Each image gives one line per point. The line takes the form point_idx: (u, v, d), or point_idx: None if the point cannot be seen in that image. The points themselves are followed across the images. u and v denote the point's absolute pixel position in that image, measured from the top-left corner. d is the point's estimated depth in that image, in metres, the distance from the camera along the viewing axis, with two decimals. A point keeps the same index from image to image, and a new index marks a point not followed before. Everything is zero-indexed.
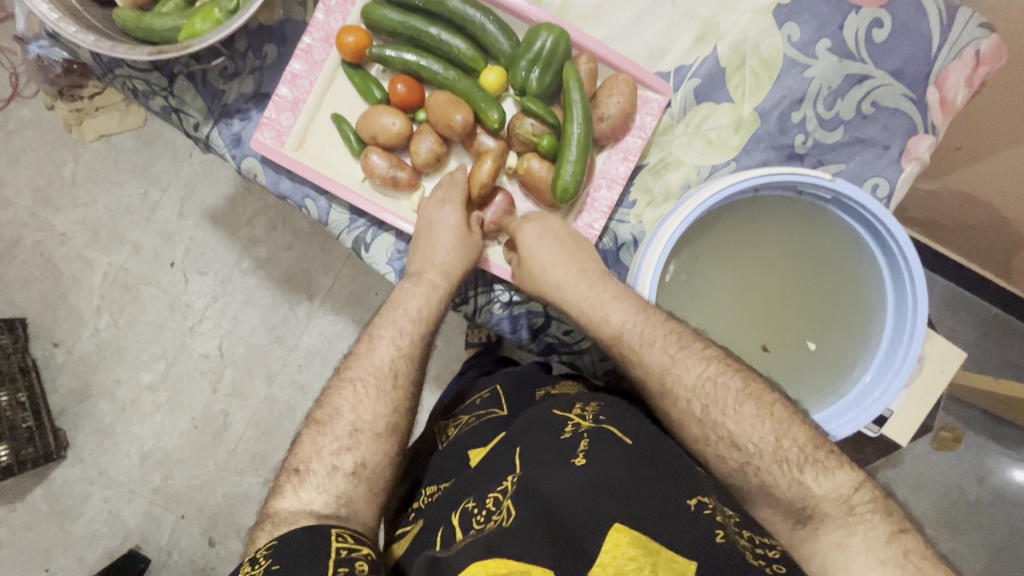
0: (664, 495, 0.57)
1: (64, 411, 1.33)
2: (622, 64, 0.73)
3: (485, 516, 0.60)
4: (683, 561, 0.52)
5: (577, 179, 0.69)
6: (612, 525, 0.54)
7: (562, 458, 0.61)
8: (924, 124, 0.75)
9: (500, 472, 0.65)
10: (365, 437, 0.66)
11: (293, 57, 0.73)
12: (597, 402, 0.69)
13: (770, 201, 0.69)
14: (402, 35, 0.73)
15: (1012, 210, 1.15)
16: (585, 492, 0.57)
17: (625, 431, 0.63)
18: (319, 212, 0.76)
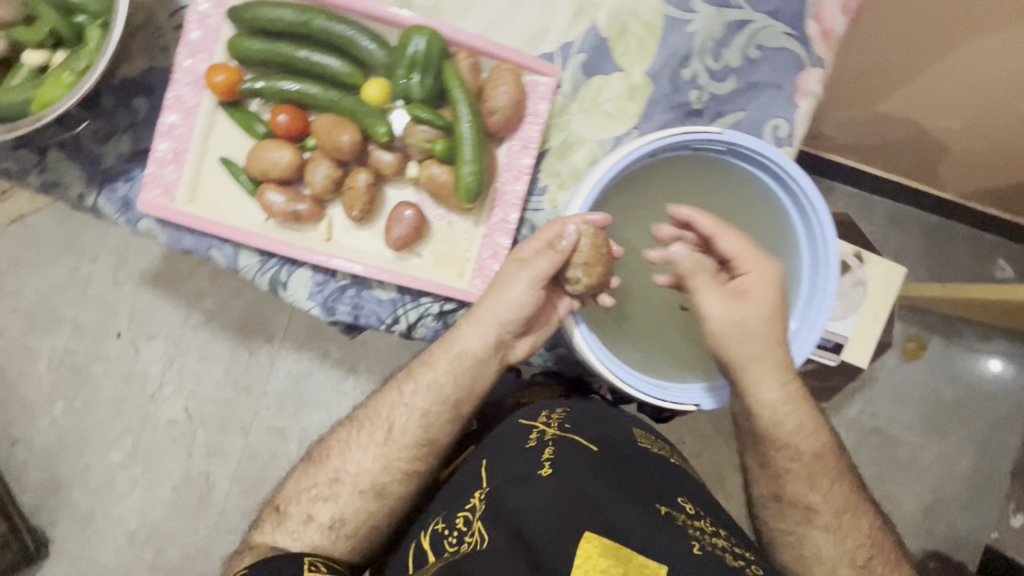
0: (633, 501, 0.63)
1: (38, 508, 1.28)
2: (504, 53, 0.71)
3: (457, 536, 0.65)
4: (656, 564, 0.56)
5: (477, 178, 0.67)
6: (582, 537, 0.57)
7: (529, 469, 0.67)
8: (810, 58, 0.76)
9: (473, 486, 0.70)
10: (347, 489, 0.69)
11: (165, 108, 0.70)
12: (562, 410, 0.75)
13: (670, 161, 0.68)
14: (274, 63, 0.70)
15: (927, 120, 1.17)
16: (553, 502, 0.62)
17: (589, 439, 0.70)
18: (226, 260, 0.73)
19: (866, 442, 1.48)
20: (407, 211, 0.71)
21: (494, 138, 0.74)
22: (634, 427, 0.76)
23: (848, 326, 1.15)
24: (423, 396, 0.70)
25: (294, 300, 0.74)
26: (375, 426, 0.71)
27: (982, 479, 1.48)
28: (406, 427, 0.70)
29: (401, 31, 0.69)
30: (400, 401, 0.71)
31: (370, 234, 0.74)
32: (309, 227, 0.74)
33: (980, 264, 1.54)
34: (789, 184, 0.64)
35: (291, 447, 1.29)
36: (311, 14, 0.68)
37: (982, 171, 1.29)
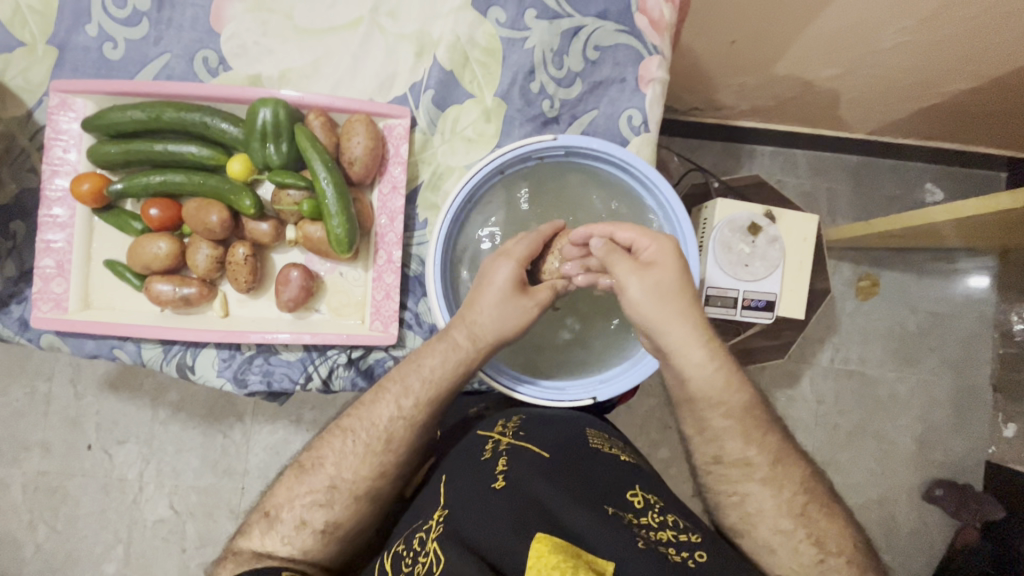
0: (586, 503, 0.53)
1: None
2: (352, 105, 0.75)
3: (412, 557, 0.52)
4: (602, 561, 0.47)
5: (347, 228, 0.70)
6: (534, 537, 0.49)
7: (482, 483, 0.57)
8: (646, 48, 0.79)
9: (426, 510, 0.58)
10: (342, 497, 0.60)
11: (41, 228, 0.72)
12: (518, 417, 0.66)
13: (522, 176, 0.73)
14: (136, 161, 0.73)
15: (807, 72, 1.22)
16: (508, 513, 0.52)
17: (544, 444, 0.61)
18: (131, 356, 0.75)
19: (847, 386, 1.49)
20: (293, 272, 0.73)
21: (365, 185, 0.77)
22: (587, 427, 0.65)
23: (775, 283, 1.17)
24: (424, 407, 0.63)
25: (205, 380, 0.76)
26: (374, 435, 0.62)
27: (965, 396, 1.50)
28: (408, 438, 0.63)
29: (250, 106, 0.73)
30: (398, 413, 0.63)
31: (266, 301, 0.77)
32: (206, 308, 0.76)
33: (907, 193, 1.59)
34: (632, 172, 0.69)
35: None
36: (159, 109, 0.71)
37: (879, 106, 1.33)
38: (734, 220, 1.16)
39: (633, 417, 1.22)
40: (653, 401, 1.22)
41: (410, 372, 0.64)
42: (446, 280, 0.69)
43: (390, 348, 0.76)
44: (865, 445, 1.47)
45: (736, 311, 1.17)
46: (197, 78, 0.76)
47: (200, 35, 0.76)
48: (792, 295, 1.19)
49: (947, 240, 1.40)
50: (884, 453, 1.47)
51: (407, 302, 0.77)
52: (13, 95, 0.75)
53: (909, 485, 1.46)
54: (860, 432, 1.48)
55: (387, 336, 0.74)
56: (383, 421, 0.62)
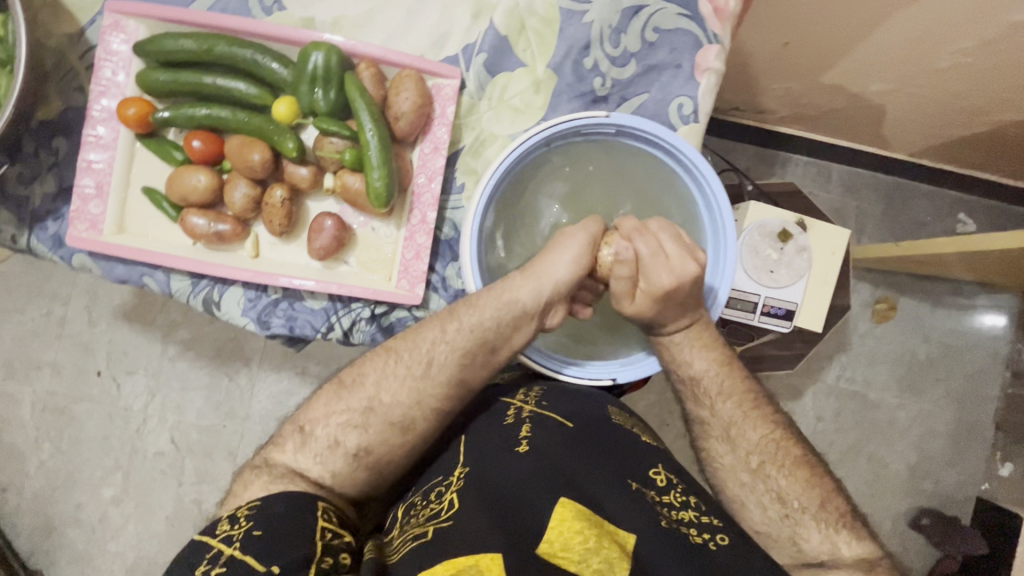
0: (610, 476, 0.55)
1: (35, 552, 1.27)
2: (404, 60, 0.74)
3: (428, 505, 0.54)
4: (624, 533, 0.49)
5: (387, 182, 0.70)
6: (557, 501, 0.50)
7: (504, 445, 0.58)
8: (706, 35, 0.77)
9: (445, 466, 0.59)
10: (376, 420, 0.60)
11: (84, 147, 0.73)
12: (539, 387, 0.67)
13: (568, 149, 0.71)
14: (183, 91, 0.73)
15: (857, 85, 1.19)
16: (530, 478, 0.53)
17: (566, 415, 0.62)
18: (159, 285, 0.75)
19: (848, 407, 1.49)
20: (327, 221, 0.73)
21: (407, 142, 0.76)
22: (607, 404, 0.66)
23: (798, 292, 1.16)
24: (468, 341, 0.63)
25: (229, 318, 0.76)
26: (415, 359, 0.62)
27: (965, 430, 1.49)
28: (446, 389, 0.62)
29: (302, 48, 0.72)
30: (442, 339, 0.63)
31: (297, 248, 0.77)
32: (237, 246, 0.77)
33: (938, 220, 1.56)
34: (679, 158, 0.68)
35: None
36: (212, 41, 0.71)
37: (924, 128, 1.30)
38: (765, 225, 1.15)
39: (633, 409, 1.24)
40: (654, 396, 1.24)
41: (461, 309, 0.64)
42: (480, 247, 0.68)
43: (413, 308, 0.77)
44: (858, 466, 1.48)
45: (754, 316, 1.17)
46: (250, 14, 0.76)
47: None
48: (812, 306, 1.18)
49: (950, 270, 1.38)
50: (876, 476, 1.48)
51: (435, 265, 0.77)
52: (66, 12, 0.75)
53: (897, 511, 1.46)
54: (855, 453, 1.48)
55: (414, 295, 0.74)
56: (440, 370, 0.62)
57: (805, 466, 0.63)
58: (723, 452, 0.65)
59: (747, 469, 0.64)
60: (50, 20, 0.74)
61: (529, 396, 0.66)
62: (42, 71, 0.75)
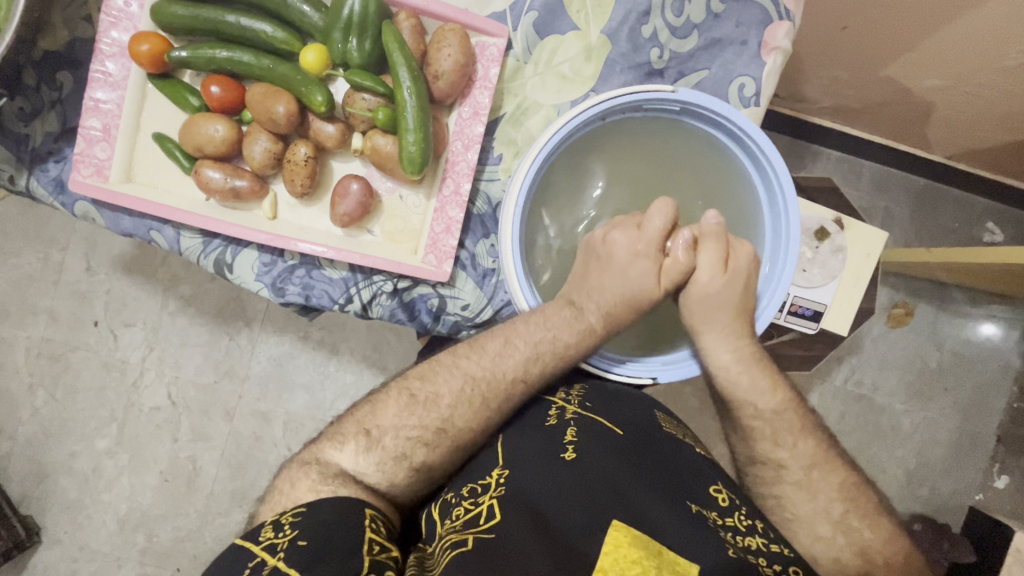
0: (666, 496, 0.51)
1: (26, 498, 1.24)
2: (447, 13, 0.67)
3: (466, 508, 0.51)
4: (686, 563, 0.45)
5: (422, 148, 0.64)
6: (611, 524, 0.47)
7: (549, 450, 0.54)
8: (777, 11, 0.71)
9: (483, 467, 0.56)
10: (446, 441, 0.56)
11: (90, 84, 0.66)
12: (582, 385, 0.64)
13: (623, 127, 0.66)
14: (202, 30, 0.67)
15: (913, 80, 1.12)
16: (580, 492, 0.50)
17: (615, 421, 0.58)
18: (168, 242, 0.70)
19: (854, 409, 1.46)
20: (353, 185, 0.68)
21: (444, 105, 0.70)
22: (656, 409, 0.63)
23: (828, 294, 1.12)
24: (538, 360, 0.59)
25: (242, 282, 0.71)
26: (495, 385, 0.58)
27: (967, 442, 1.48)
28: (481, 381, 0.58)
29: None
30: (506, 352, 0.59)
31: (318, 212, 0.72)
32: (254, 205, 0.71)
33: (967, 227, 1.50)
34: (746, 144, 0.63)
35: (278, 430, 1.26)
36: None
37: (969, 130, 1.24)
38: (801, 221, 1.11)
39: None
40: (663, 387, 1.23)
41: (534, 320, 0.61)
42: (524, 228, 0.63)
43: (438, 285, 0.72)
44: None
45: (779, 315, 1.13)
46: None
47: None
48: (840, 308, 1.14)
49: (936, 273, 1.36)
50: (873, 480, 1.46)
51: (465, 241, 0.72)
52: None
53: None
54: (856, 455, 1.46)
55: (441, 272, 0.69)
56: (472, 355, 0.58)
57: (845, 479, 0.60)
58: (802, 501, 0.59)
59: (828, 519, 0.58)
60: None
61: (571, 395, 0.63)
62: None
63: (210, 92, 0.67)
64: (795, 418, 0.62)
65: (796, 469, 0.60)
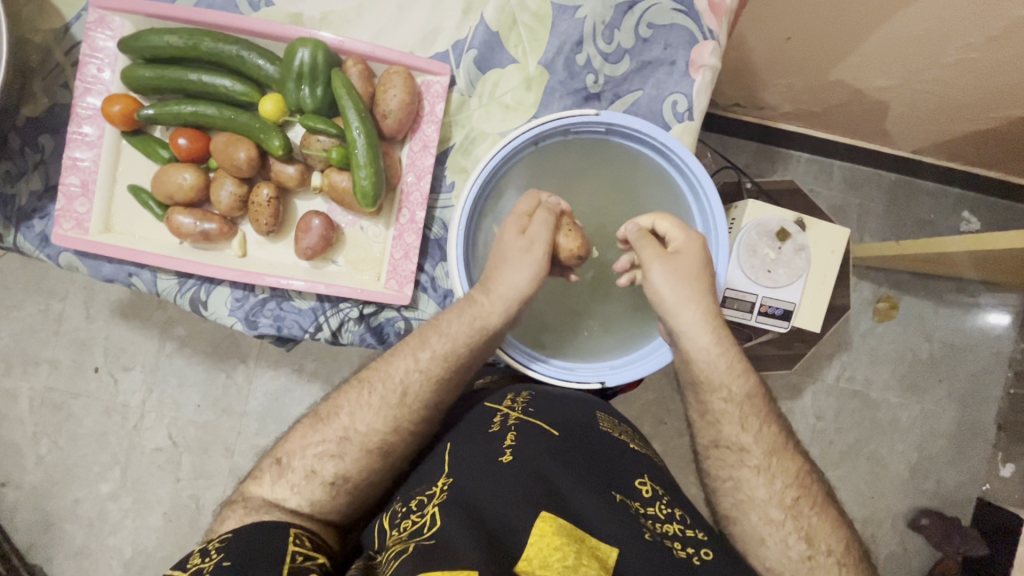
0: (594, 490, 0.56)
1: (33, 546, 1.26)
2: (392, 56, 0.73)
3: (410, 516, 0.54)
4: (605, 547, 0.50)
5: (374, 181, 0.69)
6: (539, 514, 0.52)
7: (489, 455, 0.59)
8: (701, 32, 0.76)
9: (430, 476, 0.59)
10: (354, 449, 0.60)
11: (69, 145, 0.72)
12: (528, 392, 0.67)
13: (555, 151, 0.70)
14: (169, 88, 0.72)
15: (862, 81, 1.17)
16: (516, 490, 0.54)
17: (553, 423, 0.63)
18: (146, 284, 0.75)
19: (848, 406, 1.47)
20: (315, 220, 0.72)
21: (396, 140, 0.75)
22: (596, 410, 0.67)
23: (796, 292, 1.15)
24: (440, 361, 0.63)
25: (217, 317, 0.76)
26: (390, 389, 0.62)
27: (967, 431, 1.48)
28: (423, 395, 0.63)
29: (289, 44, 0.71)
30: (416, 367, 0.63)
31: (285, 247, 0.77)
32: (224, 245, 0.76)
33: (943, 218, 1.54)
34: (670, 158, 0.68)
35: None
36: (197, 38, 0.70)
37: (927, 124, 1.28)
38: (763, 223, 1.13)
39: (630, 410, 1.25)
40: (652, 395, 1.26)
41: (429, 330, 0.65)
42: (469, 247, 0.67)
43: (402, 308, 0.76)
44: (858, 465, 1.46)
45: (752, 317, 1.15)
46: (238, 8, 0.74)
47: None
48: (811, 307, 1.16)
49: (942, 267, 1.37)
50: (875, 476, 1.46)
51: (424, 265, 0.76)
52: (52, 7, 0.74)
53: (896, 510, 1.44)
54: (855, 453, 1.46)
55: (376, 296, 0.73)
56: (399, 377, 0.62)
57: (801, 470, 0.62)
58: (759, 483, 0.61)
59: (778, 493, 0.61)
60: (36, 16, 0.74)
61: (517, 402, 0.66)
62: (27, 67, 0.74)
63: (177, 142, 0.73)
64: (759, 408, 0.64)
65: (757, 453, 0.62)
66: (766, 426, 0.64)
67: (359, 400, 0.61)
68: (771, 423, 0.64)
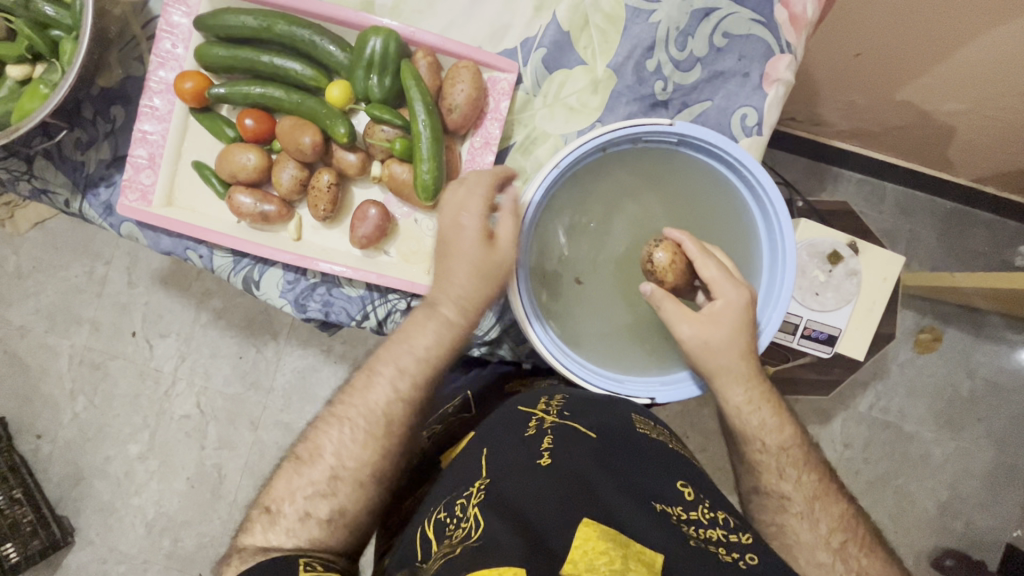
0: (635, 496, 0.55)
1: (62, 499, 1.31)
2: (461, 51, 0.72)
3: (455, 523, 0.56)
4: (650, 552, 0.49)
5: (435, 175, 0.70)
6: (580, 521, 0.51)
7: (527, 459, 0.59)
8: (779, 45, 0.73)
9: (469, 481, 0.60)
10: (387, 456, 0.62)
11: (139, 117, 0.73)
12: (562, 395, 0.67)
13: (624, 159, 0.68)
14: (240, 69, 0.74)
15: (931, 103, 1.12)
16: (557, 495, 0.54)
17: (590, 425, 0.62)
18: (203, 260, 0.76)
19: (878, 437, 1.42)
20: (372, 210, 0.73)
21: (456, 135, 0.75)
22: (634, 412, 0.65)
23: (843, 317, 1.11)
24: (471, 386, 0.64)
25: (268, 298, 0.77)
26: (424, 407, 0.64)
27: (1002, 474, 1.42)
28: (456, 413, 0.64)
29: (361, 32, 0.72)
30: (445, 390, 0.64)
31: (340, 233, 0.77)
32: (280, 227, 0.76)
33: (997, 251, 1.47)
34: (742, 174, 0.66)
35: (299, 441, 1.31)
36: (272, 20, 0.71)
37: (992, 153, 1.23)
38: (815, 245, 1.11)
39: None
40: (677, 407, 1.26)
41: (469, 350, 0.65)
42: (529, 251, 0.66)
43: None
44: (884, 497, 1.41)
45: (793, 339, 1.12)
46: None
47: None
48: (857, 335, 1.13)
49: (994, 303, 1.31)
50: (900, 510, 1.41)
51: None
52: None
53: (920, 548, 1.40)
54: (882, 485, 1.41)
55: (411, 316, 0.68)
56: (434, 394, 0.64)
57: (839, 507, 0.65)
58: (805, 530, 0.63)
59: (826, 546, 0.63)
60: None
61: (551, 405, 0.67)
62: None
63: (243, 120, 0.74)
64: (799, 454, 0.66)
65: (799, 501, 0.64)
66: (806, 473, 0.66)
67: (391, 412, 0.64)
68: (811, 469, 0.66)
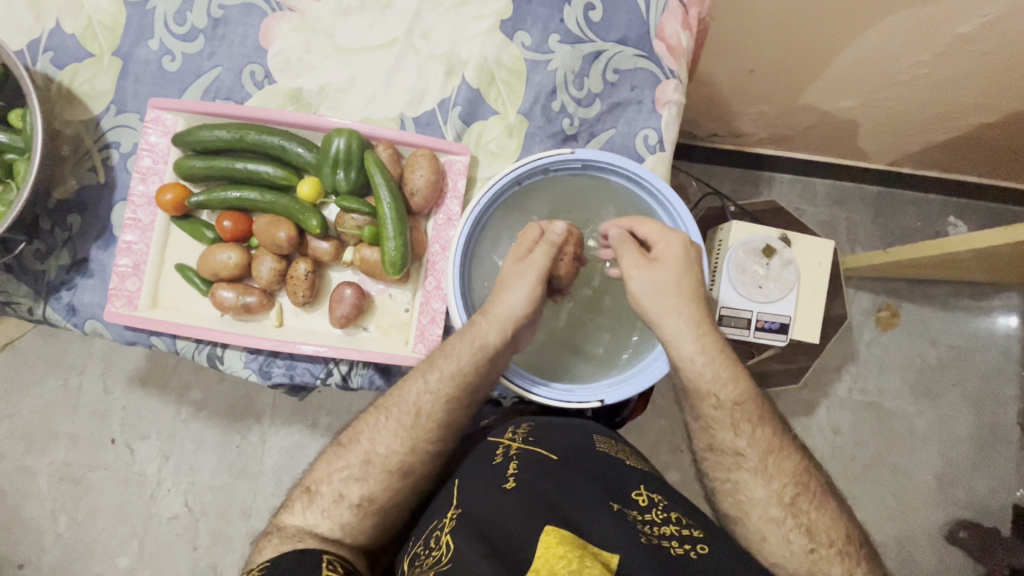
0: (591, 501, 0.58)
1: None
2: (418, 141, 0.81)
3: (428, 554, 0.57)
4: (608, 553, 0.52)
5: (401, 251, 0.76)
6: (543, 528, 0.54)
7: (494, 483, 0.62)
8: (663, 72, 0.83)
9: (441, 513, 0.63)
10: (375, 471, 0.65)
11: (123, 230, 0.79)
12: (527, 424, 0.71)
13: (537, 186, 0.77)
14: (216, 177, 0.81)
15: (829, 103, 1.24)
16: (522, 508, 0.57)
17: (552, 449, 0.66)
18: (166, 344, 0.79)
19: (865, 418, 1.46)
20: (347, 290, 0.78)
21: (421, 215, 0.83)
22: (594, 434, 0.70)
23: (790, 305, 1.17)
24: (426, 409, 0.67)
25: (233, 370, 0.80)
26: (403, 412, 0.67)
27: (988, 435, 1.46)
28: (433, 415, 0.67)
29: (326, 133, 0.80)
30: (423, 390, 0.68)
31: (319, 316, 0.82)
32: (263, 317, 0.81)
33: (929, 224, 1.58)
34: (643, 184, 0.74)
35: None
36: (243, 131, 0.79)
37: (895, 137, 1.34)
38: (748, 243, 1.16)
39: (645, 438, 1.29)
40: (664, 422, 1.29)
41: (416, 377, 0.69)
42: (466, 274, 0.74)
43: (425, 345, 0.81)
44: (882, 478, 1.43)
45: (748, 333, 1.17)
46: (244, 89, 0.83)
47: (250, 51, 0.83)
48: (808, 321, 1.19)
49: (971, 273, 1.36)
50: (902, 488, 1.43)
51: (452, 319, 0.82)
52: (80, 101, 0.83)
53: (930, 525, 1.41)
54: (878, 466, 1.44)
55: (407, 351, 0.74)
56: (399, 412, 0.67)
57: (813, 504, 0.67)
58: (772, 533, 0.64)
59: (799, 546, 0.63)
60: (66, 110, 0.82)
61: (517, 433, 0.70)
62: (59, 156, 0.82)
63: (223, 223, 0.80)
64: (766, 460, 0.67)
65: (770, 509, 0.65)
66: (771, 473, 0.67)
67: (371, 430, 0.66)
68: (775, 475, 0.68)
